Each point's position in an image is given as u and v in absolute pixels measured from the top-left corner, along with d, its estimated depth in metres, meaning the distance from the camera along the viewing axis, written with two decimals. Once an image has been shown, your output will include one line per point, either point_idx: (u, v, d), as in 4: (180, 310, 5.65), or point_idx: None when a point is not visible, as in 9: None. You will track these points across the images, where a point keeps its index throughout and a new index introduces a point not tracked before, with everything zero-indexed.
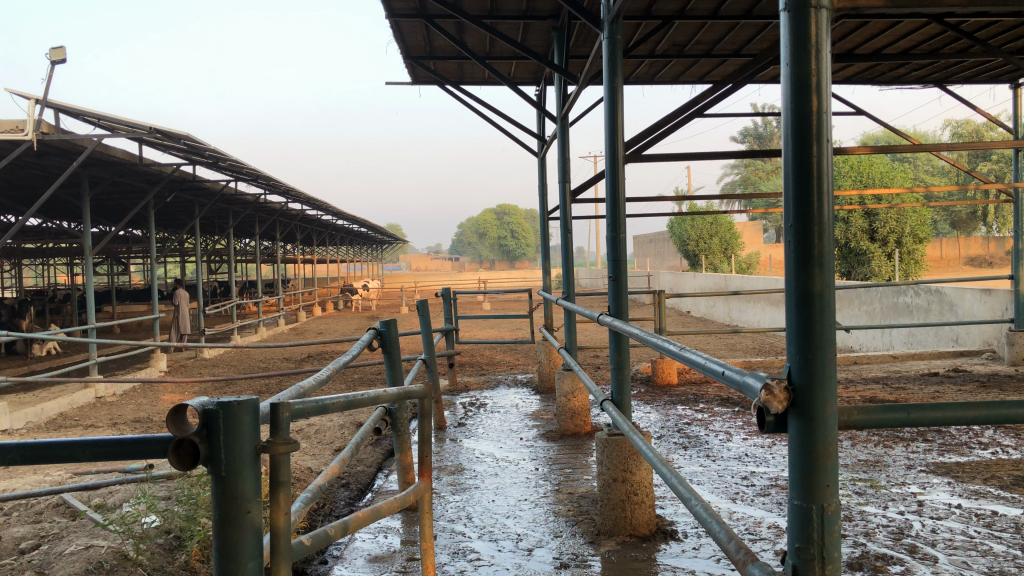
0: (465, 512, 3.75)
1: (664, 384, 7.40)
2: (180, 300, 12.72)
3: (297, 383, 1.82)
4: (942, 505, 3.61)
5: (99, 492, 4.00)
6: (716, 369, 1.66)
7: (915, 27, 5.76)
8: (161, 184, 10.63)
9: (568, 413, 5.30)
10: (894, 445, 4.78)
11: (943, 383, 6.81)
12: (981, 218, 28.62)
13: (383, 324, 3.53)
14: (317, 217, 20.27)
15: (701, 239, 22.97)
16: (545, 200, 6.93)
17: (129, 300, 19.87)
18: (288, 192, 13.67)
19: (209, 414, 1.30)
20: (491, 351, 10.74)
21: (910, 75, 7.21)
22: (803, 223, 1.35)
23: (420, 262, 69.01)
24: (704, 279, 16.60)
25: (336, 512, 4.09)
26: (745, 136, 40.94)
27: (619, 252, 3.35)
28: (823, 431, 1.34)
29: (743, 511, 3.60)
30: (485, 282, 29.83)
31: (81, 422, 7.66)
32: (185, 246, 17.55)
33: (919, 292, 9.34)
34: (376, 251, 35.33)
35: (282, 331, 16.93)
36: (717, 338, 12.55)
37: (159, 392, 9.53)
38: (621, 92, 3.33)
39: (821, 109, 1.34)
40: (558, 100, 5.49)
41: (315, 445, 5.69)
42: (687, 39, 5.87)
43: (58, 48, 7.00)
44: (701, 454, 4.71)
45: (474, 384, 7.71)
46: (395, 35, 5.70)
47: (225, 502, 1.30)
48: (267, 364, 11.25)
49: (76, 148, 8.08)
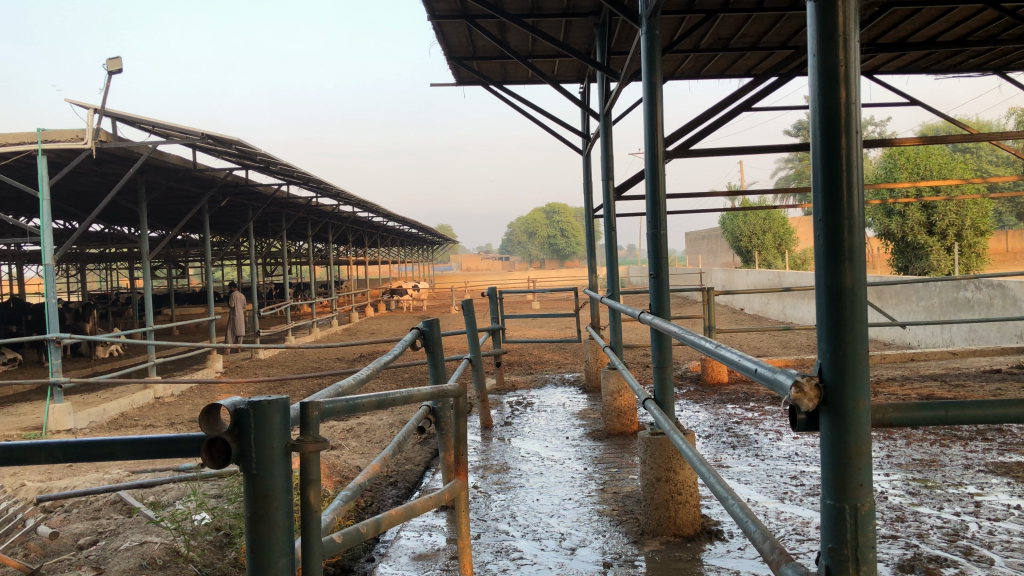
0: (510, 511, 3.76)
1: (714, 383, 7.31)
2: (236, 303, 12.98)
3: (333, 383, 1.84)
4: (1001, 506, 3.49)
5: (153, 491, 4.10)
6: (751, 368, 1.63)
7: (970, 13, 5.58)
8: (215, 189, 10.86)
9: (614, 412, 5.27)
10: (952, 444, 4.65)
11: (1006, 380, 6.60)
12: None
13: (426, 323, 3.54)
14: (368, 218, 20.53)
15: (754, 236, 22.61)
16: (590, 199, 6.87)
17: (187, 303, 20.36)
18: (339, 194, 13.85)
19: (240, 413, 1.33)
20: (540, 350, 10.70)
21: (966, 63, 6.99)
22: (832, 218, 1.32)
23: (472, 263, 69.35)
24: (757, 275, 16.33)
25: (381, 510, 4.14)
26: (798, 129, 40.22)
27: (661, 250, 3.30)
28: (855, 429, 1.31)
29: (791, 511, 3.53)
30: (535, 281, 29.81)
31: (141, 422, 7.88)
32: (239, 249, 17.93)
33: (980, 286, 9.05)
34: (427, 251, 35.65)
35: (334, 331, 17.19)
36: (771, 335, 12.34)
37: (215, 392, 9.75)
38: (660, 90, 3.29)
39: (850, 100, 1.31)
40: (601, 97, 5.46)
41: (364, 443, 5.75)
42: (732, 33, 5.78)
43: (115, 59, 7.21)
44: (750, 454, 4.64)
45: (521, 383, 7.70)
46: (439, 37, 5.73)
47: (257, 500, 1.33)
48: (321, 364, 11.44)
49: (133, 155, 8.31)
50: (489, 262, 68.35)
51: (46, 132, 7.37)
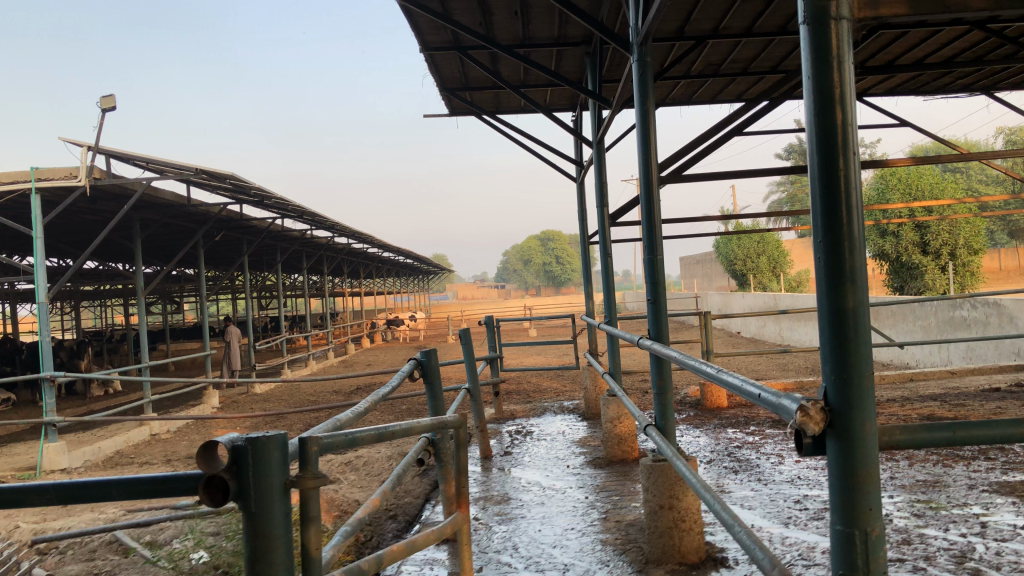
0: (512, 543, 3.71)
1: (714, 408, 7.28)
2: (231, 337, 12.93)
3: (331, 417, 1.82)
4: (1007, 526, 3.46)
5: (150, 530, 4.04)
6: (753, 393, 1.62)
7: (957, 34, 5.64)
8: (210, 224, 10.86)
9: (614, 439, 5.23)
10: (955, 464, 4.62)
11: (1006, 399, 6.58)
12: None
13: (424, 354, 3.53)
14: (363, 249, 20.55)
15: (748, 259, 22.66)
16: (585, 226, 6.88)
17: (183, 338, 20.29)
18: (333, 226, 13.86)
19: (238, 450, 1.31)
20: (538, 378, 10.66)
21: (954, 84, 7.06)
22: (832, 240, 1.31)
23: (468, 291, 69.44)
24: (753, 298, 16.36)
25: (381, 544, 4.09)
26: (789, 152, 40.53)
27: (658, 275, 3.29)
28: (863, 453, 1.30)
29: (795, 535, 3.50)
30: (531, 308, 29.78)
31: (137, 459, 7.81)
32: (234, 282, 17.91)
33: (976, 305, 9.07)
34: (422, 281, 35.66)
35: (330, 363, 17.12)
36: (768, 358, 12.33)
37: (211, 428, 9.69)
38: (653, 116, 3.30)
39: (846, 122, 1.31)
40: (594, 125, 5.48)
41: (363, 477, 5.69)
42: (722, 58, 5.83)
43: (108, 96, 7.24)
44: (753, 478, 4.60)
45: (520, 412, 7.65)
46: (431, 69, 5.76)
47: (257, 539, 1.31)
48: (317, 397, 11.38)
49: (127, 191, 8.32)
50: (485, 290, 68.56)
51: (39, 170, 7.38)
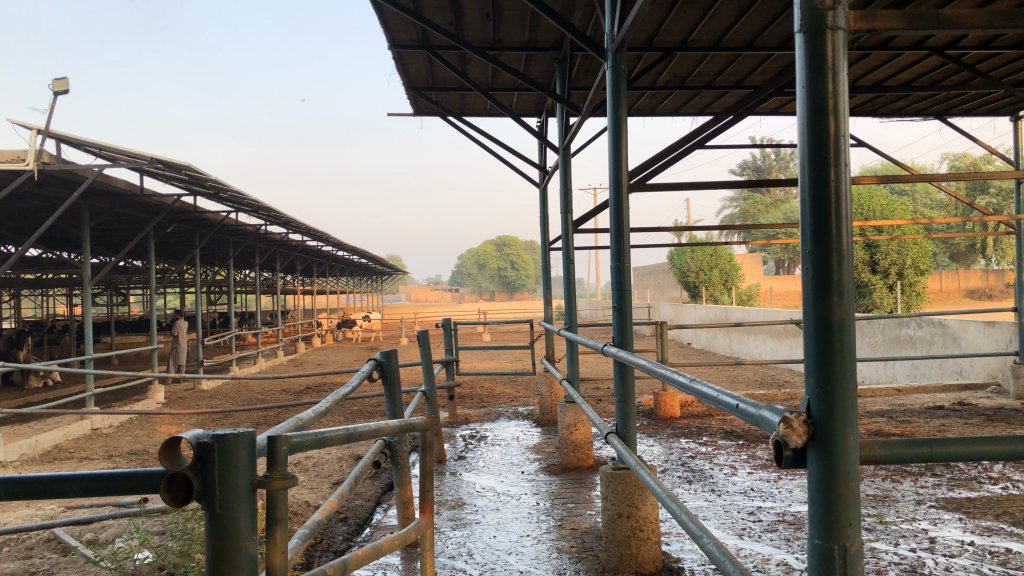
0: (466, 549, 3.67)
1: (667, 418, 7.31)
2: (178, 331, 12.62)
3: (295, 415, 1.76)
4: (954, 541, 3.53)
5: (91, 528, 3.91)
6: (729, 403, 1.60)
7: (916, 58, 5.78)
8: (162, 215, 10.60)
9: (570, 446, 5.21)
10: (903, 480, 4.70)
11: (949, 417, 6.73)
12: (979, 250, 28.68)
13: (383, 354, 3.46)
14: (317, 247, 20.28)
15: (701, 271, 22.93)
16: (546, 232, 6.87)
17: (128, 331, 19.78)
18: (288, 223, 13.65)
19: (204, 447, 1.26)
20: (491, 383, 10.62)
21: (910, 108, 7.23)
22: (821, 250, 1.31)
23: (421, 294, 69.10)
24: (705, 311, 16.54)
25: (333, 547, 4.01)
26: (744, 168, 41.14)
27: (624, 282, 3.29)
28: (844, 466, 1.29)
29: (750, 547, 3.52)
30: (485, 313, 29.70)
31: (75, 454, 7.57)
32: (183, 276, 17.52)
33: (922, 324, 9.24)
34: (376, 282, 35.32)
35: (279, 362, 16.83)
36: (719, 370, 12.45)
37: (155, 424, 9.43)
38: (625, 123, 3.30)
39: (838, 132, 1.30)
40: (561, 130, 5.47)
41: (313, 478, 5.59)
42: (689, 70, 5.87)
43: (61, 79, 7.02)
44: (707, 489, 4.63)
45: (473, 417, 7.60)
46: (398, 67, 5.70)
47: (220, 541, 1.25)
48: (266, 396, 11.16)
49: (77, 178, 8.08)
50: (438, 294, 68.34)
51: None
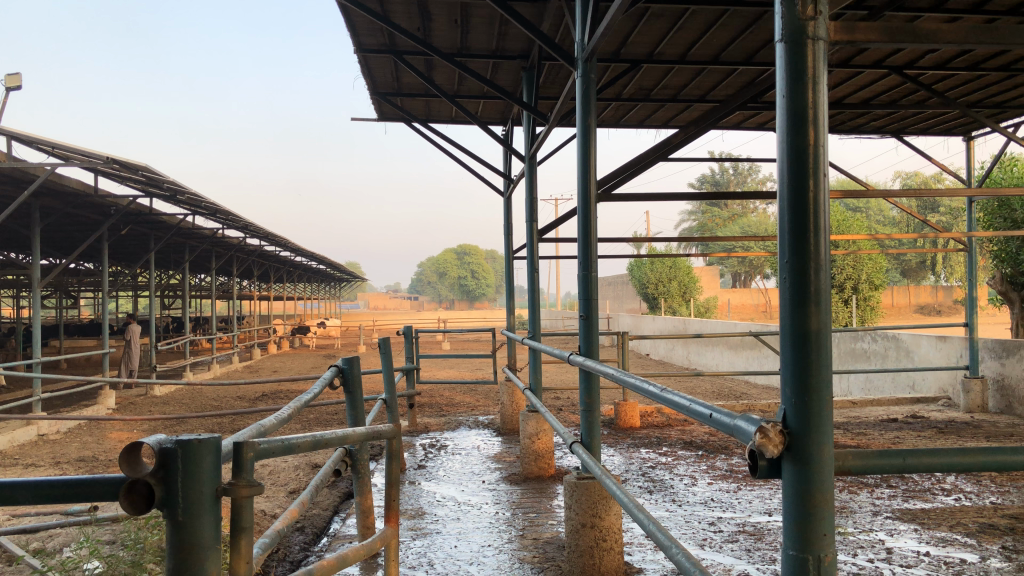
0: (427, 559, 3.62)
1: (627, 428, 7.33)
2: (131, 335, 12.36)
3: (258, 421, 1.71)
4: (911, 552, 3.57)
5: (37, 536, 3.78)
6: (703, 412, 1.59)
7: (875, 77, 5.90)
8: (117, 216, 10.38)
9: (531, 455, 5.20)
10: (860, 491, 4.77)
11: (903, 429, 6.85)
12: (929, 266, 29.44)
13: (345, 361, 3.39)
14: (276, 253, 20.03)
15: (660, 283, 23.11)
16: (510, 241, 6.86)
17: (78, 335, 19.31)
18: (247, 227, 13.45)
19: (167, 453, 1.21)
20: (451, 392, 10.55)
21: (868, 126, 7.37)
22: (799, 260, 1.31)
23: (379, 301, 68.70)
24: (664, 322, 16.67)
25: (291, 557, 3.94)
26: (703, 183, 41.68)
27: (591, 292, 3.28)
28: (819, 477, 1.28)
29: (712, 557, 3.52)
30: (445, 322, 29.57)
31: (21, 461, 7.34)
32: (137, 280, 17.16)
33: (876, 338, 9.38)
34: (333, 288, 35.03)
35: (235, 368, 16.57)
36: (678, 381, 12.54)
37: (106, 430, 9.20)
38: (594, 134, 3.31)
39: (817, 144, 1.30)
40: (527, 139, 5.46)
41: (269, 486, 5.49)
42: (654, 83, 5.92)
43: (14, 75, 6.84)
44: (667, 499, 4.64)
45: (433, 426, 7.54)
46: (363, 71, 5.65)
47: (182, 549, 1.21)
48: (221, 403, 10.98)
49: (28, 177, 7.87)
50: (397, 302, 67.96)
51: None
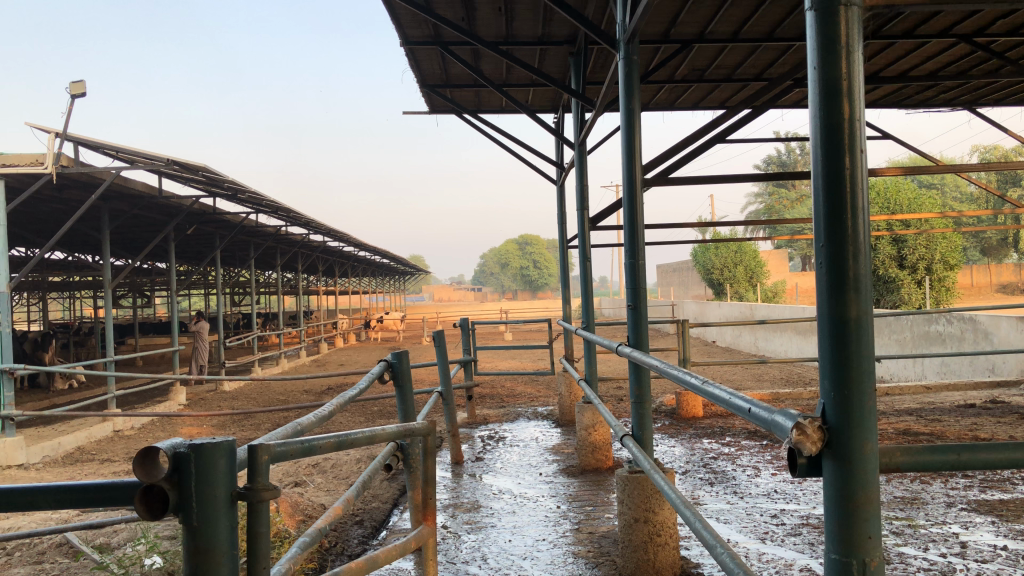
0: (480, 553, 3.59)
1: (689, 417, 7.18)
2: (201, 333, 12.68)
3: (292, 421, 1.69)
4: (987, 546, 3.39)
5: (104, 532, 3.88)
6: (741, 407, 1.50)
7: (943, 47, 5.63)
8: (182, 217, 10.63)
9: (588, 447, 5.12)
10: (933, 481, 4.56)
11: (981, 415, 6.55)
12: (1011, 243, 28.24)
13: (394, 355, 3.36)
14: (339, 248, 20.33)
15: (726, 268, 22.70)
16: (563, 230, 6.77)
17: (153, 332, 19.93)
18: (309, 223, 13.65)
19: (180, 457, 1.19)
20: (513, 383, 10.52)
21: (937, 98, 7.04)
22: (835, 243, 1.21)
23: (444, 293, 69.35)
24: (729, 308, 16.36)
25: (348, 551, 3.95)
26: (769, 164, 40.79)
27: (639, 281, 3.19)
28: (862, 476, 1.19)
29: (773, 552, 3.40)
30: (508, 313, 29.61)
31: (98, 456, 7.60)
32: (207, 277, 17.60)
33: (952, 320, 9.02)
34: (398, 281, 35.41)
35: (302, 363, 16.88)
36: (744, 368, 12.28)
37: (177, 425, 9.46)
38: (638, 119, 3.21)
39: (853, 117, 1.21)
40: (576, 126, 5.37)
41: (330, 479, 5.55)
42: (707, 63, 5.76)
43: (78, 82, 7.03)
44: (728, 491, 4.51)
45: (492, 417, 7.53)
46: (411, 63, 5.64)
47: (197, 553, 1.18)
48: (287, 397, 11.18)
49: (96, 181, 8.09)
50: (461, 293, 68.47)
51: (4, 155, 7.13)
